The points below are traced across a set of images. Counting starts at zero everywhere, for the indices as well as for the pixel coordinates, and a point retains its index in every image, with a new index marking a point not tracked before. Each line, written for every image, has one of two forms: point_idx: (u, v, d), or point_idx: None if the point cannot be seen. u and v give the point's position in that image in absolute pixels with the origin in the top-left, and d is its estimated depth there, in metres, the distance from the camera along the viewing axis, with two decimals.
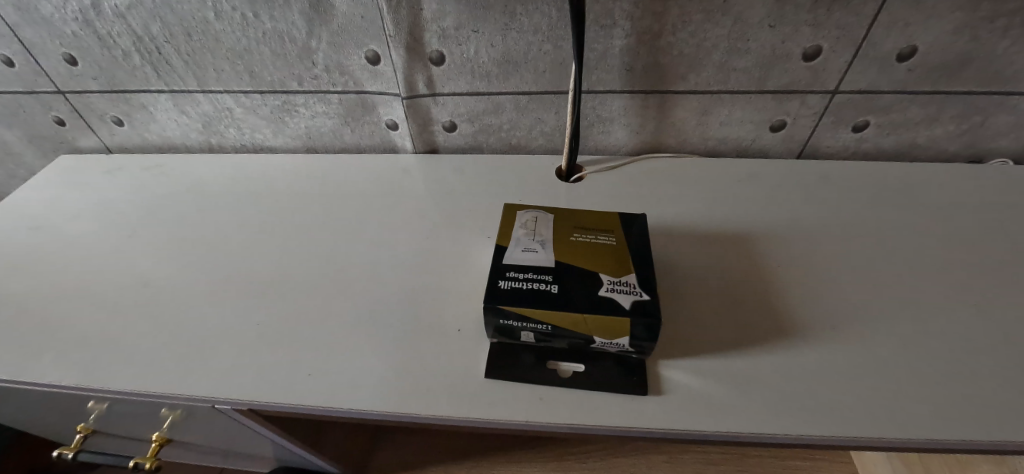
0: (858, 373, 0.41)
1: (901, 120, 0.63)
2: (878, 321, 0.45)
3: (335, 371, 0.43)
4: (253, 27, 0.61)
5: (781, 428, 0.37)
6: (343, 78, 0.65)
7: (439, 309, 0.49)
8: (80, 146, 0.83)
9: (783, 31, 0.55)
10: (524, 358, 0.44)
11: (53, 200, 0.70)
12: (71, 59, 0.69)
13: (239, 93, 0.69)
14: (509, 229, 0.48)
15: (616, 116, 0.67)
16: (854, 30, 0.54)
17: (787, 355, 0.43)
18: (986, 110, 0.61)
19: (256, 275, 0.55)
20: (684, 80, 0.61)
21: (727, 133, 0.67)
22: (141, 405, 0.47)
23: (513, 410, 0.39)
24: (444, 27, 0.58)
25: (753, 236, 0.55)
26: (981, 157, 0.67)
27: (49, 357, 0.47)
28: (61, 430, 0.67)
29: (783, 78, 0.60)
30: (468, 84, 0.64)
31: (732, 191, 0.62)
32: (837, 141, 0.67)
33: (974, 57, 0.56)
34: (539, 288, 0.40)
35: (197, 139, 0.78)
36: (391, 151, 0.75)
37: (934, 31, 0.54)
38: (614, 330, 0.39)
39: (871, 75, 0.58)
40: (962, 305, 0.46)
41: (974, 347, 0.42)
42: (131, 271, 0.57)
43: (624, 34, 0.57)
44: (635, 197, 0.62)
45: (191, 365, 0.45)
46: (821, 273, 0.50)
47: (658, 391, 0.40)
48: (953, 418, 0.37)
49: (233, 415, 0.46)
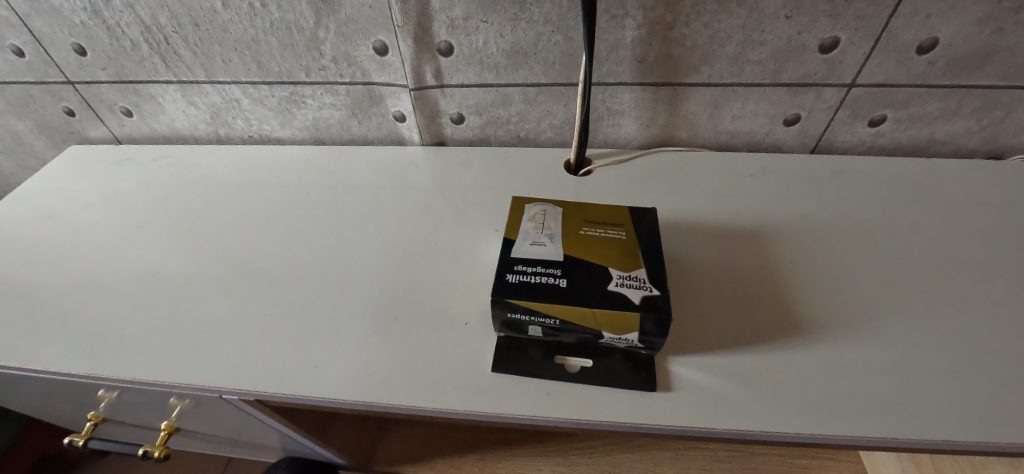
0: (873, 372, 0.40)
1: (919, 114, 0.61)
2: (893, 319, 0.44)
3: (343, 363, 0.43)
4: (261, 17, 0.60)
5: (791, 426, 0.36)
6: (352, 69, 0.65)
7: (447, 302, 0.48)
8: (90, 137, 0.84)
9: (799, 22, 0.53)
10: (532, 353, 0.43)
11: (64, 190, 0.70)
12: (80, 50, 0.69)
13: (248, 84, 0.69)
14: (518, 222, 0.47)
15: (626, 109, 0.66)
16: (874, 21, 0.53)
17: (799, 353, 0.42)
18: (1008, 105, 0.59)
19: (265, 266, 0.55)
20: (696, 72, 0.60)
21: (741, 127, 0.66)
22: (149, 394, 0.47)
23: (521, 404, 0.39)
24: (453, 17, 0.57)
25: (766, 232, 0.54)
26: (1001, 154, 0.65)
27: (59, 345, 0.47)
28: (71, 417, 0.67)
29: (799, 71, 0.58)
30: (476, 76, 0.63)
31: (746, 185, 0.61)
32: (853, 136, 0.65)
33: (998, 49, 0.54)
34: (548, 282, 0.40)
35: (205, 130, 0.78)
36: (399, 142, 0.75)
37: (957, 23, 0.52)
38: (623, 325, 0.39)
39: (890, 67, 0.57)
40: (979, 303, 0.45)
41: (992, 349, 0.41)
42: (142, 260, 0.57)
43: (636, 25, 0.56)
44: (645, 190, 0.61)
45: (200, 354, 0.45)
46: (837, 271, 0.49)
47: (667, 388, 0.40)
48: (967, 420, 0.36)
49: (241, 405, 0.46)
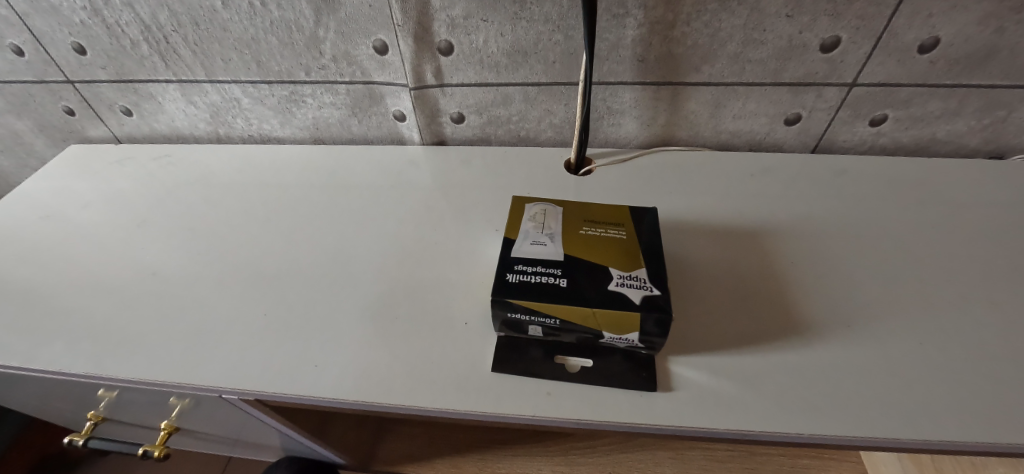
0: (874, 372, 0.40)
1: (921, 114, 0.61)
2: (894, 319, 0.44)
3: (343, 363, 0.43)
4: (261, 16, 0.60)
5: (792, 426, 0.36)
6: (352, 68, 0.65)
7: (447, 302, 0.48)
8: (90, 136, 0.84)
9: (800, 21, 0.53)
10: (532, 352, 0.43)
11: (64, 189, 0.70)
12: (80, 49, 0.69)
13: (248, 83, 0.69)
14: (519, 221, 0.47)
15: (627, 108, 0.65)
16: (876, 20, 0.52)
17: (799, 353, 0.42)
18: (1010, 105, 0.59)
19: (265, 265, 0.55)
20: (697, 72, 0.60)
21: (741, 126, 0.66)
22: (149, 393, 0.47)
23: (521, 404, 0.39)
24: (453, 16, 0.57)
25: (766, 231, 0.54)
26: (1002, 153, 0.65)
27: (59, 345, 0.47)
28: (70, 417, 0.67)
29: (801, 70, 0.58)
30: (476, 75, 0.63)
31: (746, 184, 0.61)
32: (854, 135, 0.65)
33: (1000, 49, 0.54)
34: (548, 282, 0.40)
35: (205, 129, 0.78)
36: (399, 142, 0.75)
37: (959, 22, 0.52)
38: (624, 325, 0.38)
39: (891, 67, 0.57)
40: (980, 303, 0.45)
41: (993, 349, 0.41)
42: (143, 259, 0.57)
43: (637, 24, 0.56)
44: (646, 190, 0.61)
45: (199, 353, 0.45)
46: (837, 271, 0.49)
47: (667, 388, 0.40)
48: (968, 420, 0.36)
49: (241, 405, 0.46)
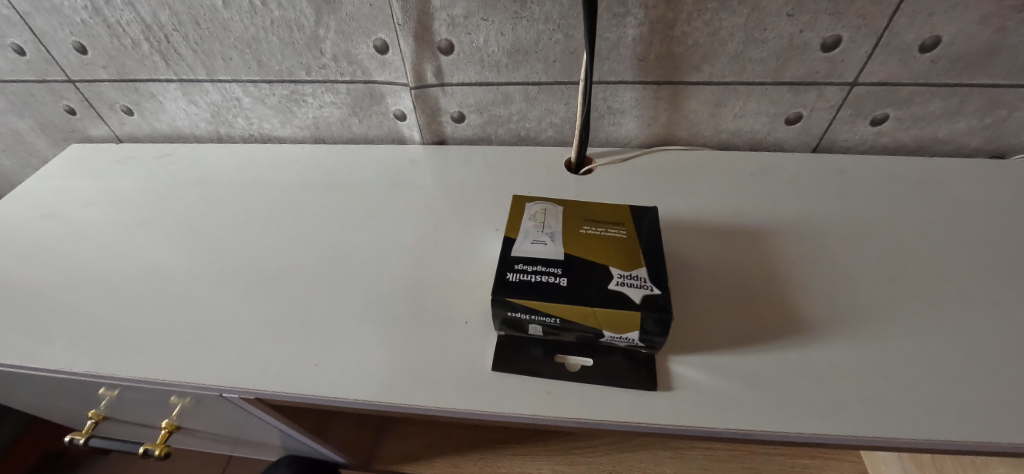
0: (874, 372, 0.40)
1: (921, 113, 0.61)
2: (894, 319, 0.44)
3: (343, 362, 0.43)
4: (261, 15, 0.60)
5: (792, 425, 0.36)
6: (352, 67, 0.65)
7: (448, 301, 0.48)
8: (91, 135, 0.84)
9: (801, 20, 0.53)
10: (533, 351, 0.43)
11: (65, 188, 0.70)
12: (81, 48, 0.69)
13: (248, 82, 0.69)
14: (519, 221, 0.47)
15: (627, 108, 0.65)
16: (877, 20, 0.52)
17: (800, 353, 0.42)
18: (1011, 104, 0.59)
19: (265, 264, 0.55)
20: (698, 71, 0.60)
21: (742, 126, 0.66)
22: (150, 392, 0.48)
23: (521, 403, 0.39)
24: (454, 15, 0.57)
25: (767, 231, 0.54)
26: (1003, 153, 0.65)
27: (59, 344, 0.47)
28: (71, 416, 0.67)
29: (801, 70, 0.58)
30: (477, 74, 0.63)
31: (747, 183, 0.61)
32: (855, 134, 0.65)
33: (1001, 48, 0.54)
34: (548, 281, 0.40)
35: (206, 128, 0.78)
36: (400, 141, 0.75)
37: (960, 21, 0.52)
38: (624, 324, 0.38)
39: (892, 66, 0.57)
40: (981, 303, 0.45)
41: (995, 349, 0.41)
42: (143, 258, 0.57)
43: (637, 23, 0.56)
44: (646, 190, 0.61)
45: (200, 352, 0.45)
46: (838, 270, 0.49)
47: (668, 387, 0.40)
48: (969, 420, 0.36)
49: (242, 404, 0.46)
